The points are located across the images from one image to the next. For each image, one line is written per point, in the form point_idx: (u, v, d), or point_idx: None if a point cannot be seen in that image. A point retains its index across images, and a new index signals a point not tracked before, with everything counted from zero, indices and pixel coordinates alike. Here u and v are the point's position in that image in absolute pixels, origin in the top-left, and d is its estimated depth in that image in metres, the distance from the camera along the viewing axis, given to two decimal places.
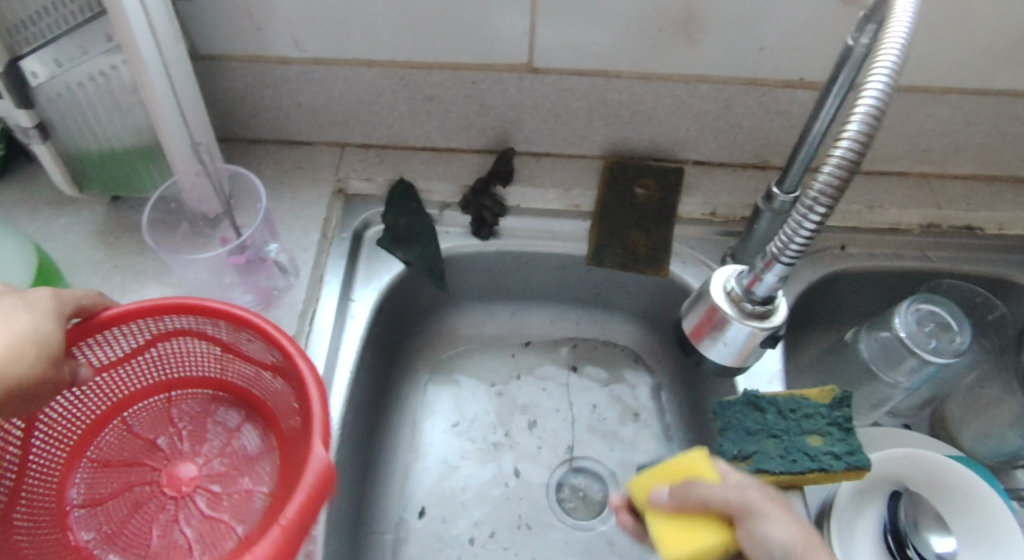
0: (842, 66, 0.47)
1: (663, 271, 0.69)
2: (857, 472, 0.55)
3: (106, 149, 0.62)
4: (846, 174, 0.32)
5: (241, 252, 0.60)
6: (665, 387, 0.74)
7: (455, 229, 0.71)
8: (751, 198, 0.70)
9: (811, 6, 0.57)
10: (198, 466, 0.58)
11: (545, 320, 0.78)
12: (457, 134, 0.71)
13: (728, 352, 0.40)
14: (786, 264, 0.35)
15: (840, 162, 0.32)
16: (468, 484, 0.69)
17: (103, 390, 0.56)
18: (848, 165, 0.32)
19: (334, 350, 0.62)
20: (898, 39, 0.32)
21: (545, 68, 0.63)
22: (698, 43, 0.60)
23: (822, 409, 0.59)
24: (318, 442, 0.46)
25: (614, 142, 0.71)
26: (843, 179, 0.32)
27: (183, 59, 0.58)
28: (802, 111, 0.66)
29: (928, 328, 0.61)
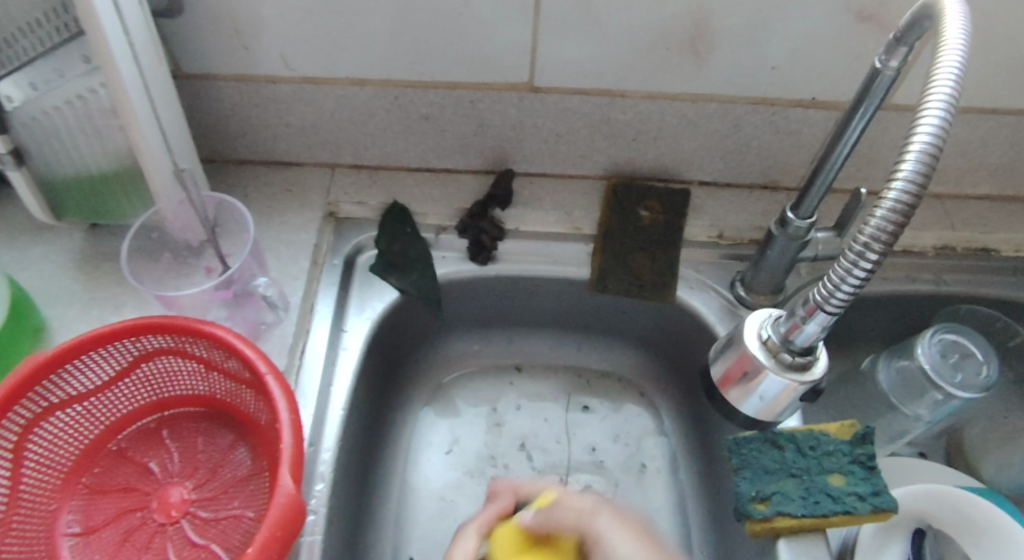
0: (869, 88, 0.46)
1: (670, 296, 0.65)
2: (884, 515, 0.54)
3: (83, 175, 0.59)
4: (901, 220, 0.32)
5: (228, 286, 0.56)
6: (668, 415, 0.71)
7: (452, 253, 0.67)
8: (761, 220, 0.67)
9: (825, 24, 0.54)
10: (190, 488, 0.53)
11: (545, 347, 0.74)
12: (454, 155, 0.68)
13: (760, 405, 0.38)
14: (831, 313, 0.34)
15: (895, 208, 0.32)
16: (465, 522, 0.65)
17: (92, 413, 0.53)
18: (903, 211, 0.32)
19: (326, 385, 0.58)
20: (946, 86, 0.32)
21: (547, 88, 0.61)
22: (706, 62, 0.58)
23: (843, 446, 0.58)
24: (288, 475, 0.44)
25: (617, 162, 0.68)
26: (898, 224, 0.32)
27: (166, 81, 0.55)
28: (813, 131, 0.64)
29: (954, 360, 0.59)
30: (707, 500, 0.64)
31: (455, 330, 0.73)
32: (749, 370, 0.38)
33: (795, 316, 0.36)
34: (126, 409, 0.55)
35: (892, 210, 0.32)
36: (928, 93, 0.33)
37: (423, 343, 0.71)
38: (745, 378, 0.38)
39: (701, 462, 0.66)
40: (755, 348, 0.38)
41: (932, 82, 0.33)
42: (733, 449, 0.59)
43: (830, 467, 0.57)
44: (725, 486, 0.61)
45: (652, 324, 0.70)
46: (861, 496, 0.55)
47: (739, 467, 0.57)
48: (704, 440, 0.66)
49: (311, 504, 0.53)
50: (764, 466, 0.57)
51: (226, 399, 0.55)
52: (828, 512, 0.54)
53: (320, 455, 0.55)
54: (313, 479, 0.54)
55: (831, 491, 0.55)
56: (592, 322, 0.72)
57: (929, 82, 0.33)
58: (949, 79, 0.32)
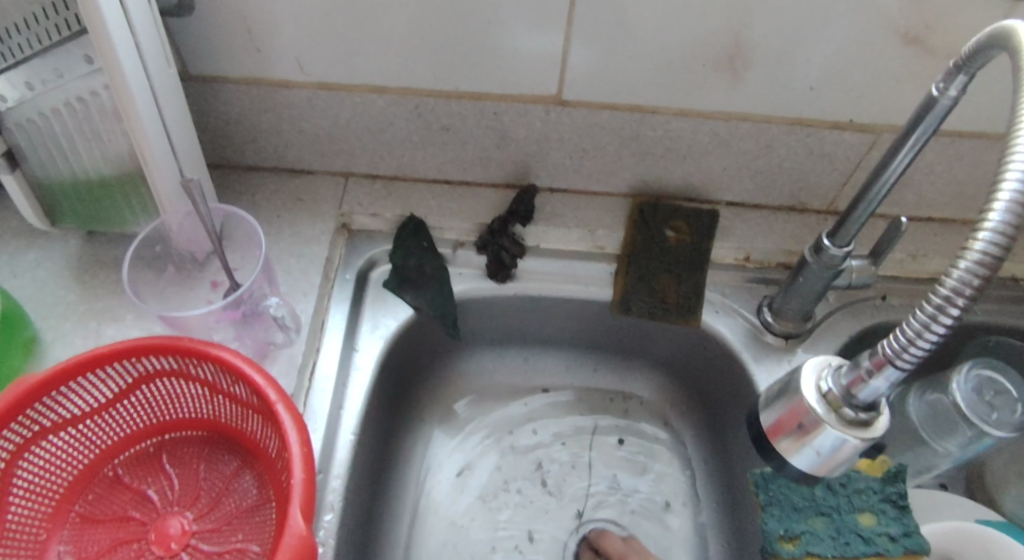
0: (922, 116, 0.43)
1: (695, 320, 0.63)
2: (915, 556, 0.53)
3: (82, 180, 0.55)
4: (987, 273, 0.30)
5: (236, 306, 0.53)
6: (687, 440, 0.68)
7: (469, 271, 0.65)
8: (790, 244, 0.65)
9: (870, 46, 0.52)
10: (190, 519, 0.50)
11: (560, 366, 0.72)
12: (474, 167, 0.65)
13: (816, 460, 0.36)
14: (901, 370, 0.32)
15: (981, 260, 0.30)
16: (476, 552, 0.62)
17: (87, 436, 0.50)
18: (990, 263, 0.30)
19: (337, 407, 0.55)
20: None
21: (575, 101, 0.58)
22: (743, 80, 0.55)
23: (874, 484, 0.56)
24: (299, 513, 0.41)
25: (643, 180, 0.65)
26: (984, 277, 0.30)
27: (174, 84, 0.51)
28: (848, 154, 0.61)
29: (989, 397, 0.58)
30: (728, 532, 0.62)
31: (468, 348, 0.70)
32: (805, 422, 0.36)
33: (859, 369, 0.34)
34: (123, 432, 0.52)
35: (979, 262, 0.30)
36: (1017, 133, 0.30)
37: (435, 362, 0.68)
38: (800, 431, 0.36)
39: (722, 492, 0.63)
40: (814, 400, 0.36)
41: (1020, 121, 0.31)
42: (760, 485, 0.57)
43: (860, 506, 0.55)
44: (749, 519, 0.59)
45: (673, 347, 0.68)
46: (892, 537, 0.53)
47: (766, 504, 0.56)
48: (726, 470, 0.64)
49: (319, 536, 0.50)
50: (793, 504, 0.55)
51: (231, 424, 0.52)
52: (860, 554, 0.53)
53: (330, 482, 0.52)
54: (322, 509, 0.51)
55: (863, 531, 0.54)
56: (611, 343, 0.70)
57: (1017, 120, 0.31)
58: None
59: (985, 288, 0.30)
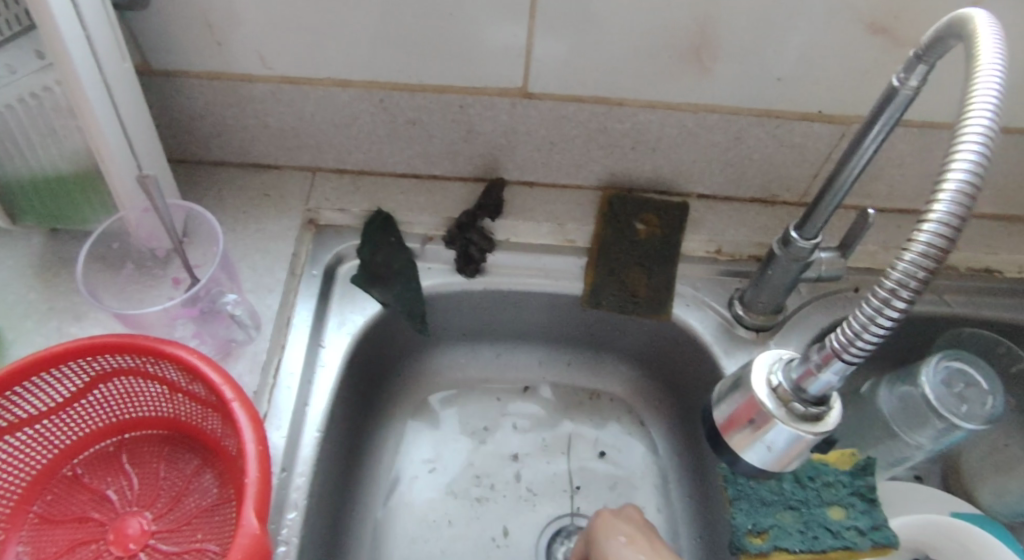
0: (884, 106, 0.43)
1: (666, 314, 0.63)
2: (884, 550, 0.52)
3: (40, 178, 0.55)
4: (932, 266, 0.29)
5: (194, 302, 0.52)
6: (660, 435, 0.68)
7: (439, 265, 0.64)
8: (761, 236, 0.65)
9: (836, 35, 0.52)
10: (150, 519, 0.50)
11: (533, 361, 0.71)
12: (442, 161, 0.64)
13: (768, 455, 0.36)
14: (849, 363, 0.32)
15: (926, 252, 0.29)
16: (449, 547, 0.62)
17: (44, 437, 0.49)
18: (935, 255, 0.29)
19: (302, 405, 0.55)
20: (983, 117, 0.30)
21: (541, 94, 0.57)
22: (710, 71, 0.55)
23: (843, 477, 0.55)
24: (253, 512, 0.41)
25: (613, 172, 0.64)
26: (929, 270, 0.29)
27: (131, 79, 0.51)
28: (817, 146, 0.61)
29: (959, 389, 0.57)
30: (700, 526, 0.61)
31: (440, 344, 0.69)
32: (756, 417, 0.35)
33: (809, 363, 0.33)
34: (82, 431, 0.51)
35: (924, 254, 0.29)
36: (963, 127, 0.30)
37: (406, 358, 0.68)
38: (752, 426, 0.35)
39: (693, 486, 0.63)
40: (765, 394, 0.35)
41: (967, 114, 0.30)
42: (728, 480, 0.57)
43: (829, 499, 0.55)
44: (719, 514, 0.59)
45: (645, 341, 0.67)
46: (861, 530, 0.53)
47: (734, 498, 0.55)
48: (698, 464, 0.64)
49: (282, 534, 0.50)
50: (761, 498, 0.55)
51: (191, 423, 0.52)
52: (828, 548, 0.52)
53: (293, 481, 0.52)
54: (285, 507, 0.51)
55: (831, 525, 0.53)
56: (583, 337, 0.69)
57: (963, 115, 0.31)
58: (986, 112, 0.30)
59: (930, 282, 0.30)
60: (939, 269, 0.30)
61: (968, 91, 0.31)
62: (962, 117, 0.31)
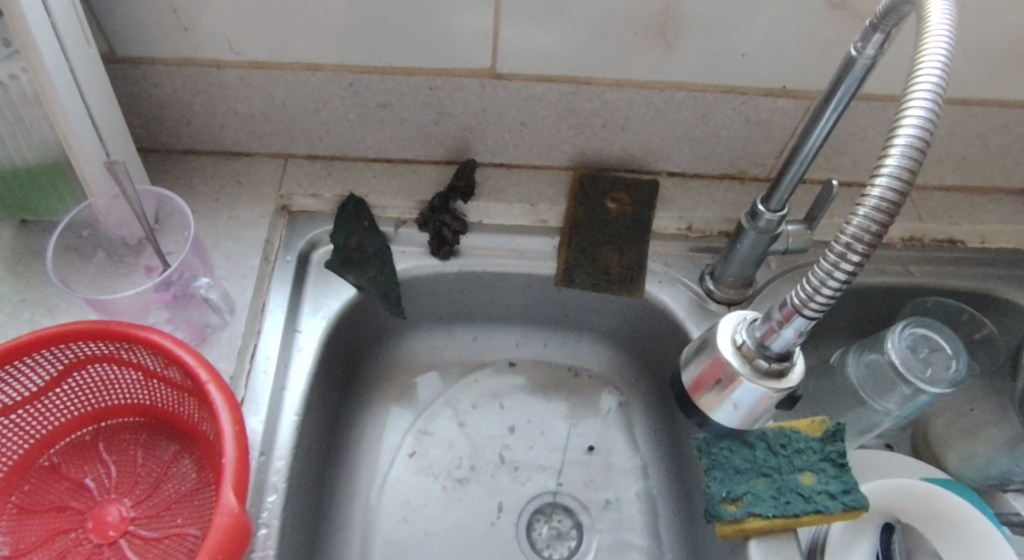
0: (844, 76, 0.44)
1: (639, 291, 0.63)
2: (854, 513, 0.53)
3: (7, 168, 0.54)
4: (885, 219, 0.30)
5: (166, 287, 0.52)
6: (638, 412, 0.69)
7: (412, 249, 0.64)
8: (730, 212, 0.66)
9: (798, 10, 0.53)
10: (129, 505, 0.50)
11: (510, 343, 0.72)
12: (414, 144, 0.64)
13: (735, 414, 0.36)
14: (809, 318, 0.32)
15: (879, 206, 0.30)
16: (432, 527, 0.62)
17: (20, 426, 0.49)
18: (887, 209, 0.30)
19: (279, 389, 0.55)
20: (932, 74, 0.31)
21: (510, 74, 0.58)
22: (675, 48, 0.56)
23: (814, 444, 0.57)
24: (231, 492, 0.41)
25: (583, 152, 0.65)
26: (882, 223, 0.30)
27: (97, 66, 0.50)
28: (783, 121, 0.62)
29: (924, 354, 0.59)
30: (678, 498, 0.63)
31: (418, 328, 0.70)
32: (723, 377, 0.36)
33: (771, 320, 0.34)
34: (58, 420, 0.51)
35: (876, 208, 0.30)
36: (913, 85, 0.31)
37: (384, 342, 0.68)
38: (719, 386, 0.36)
39: (670, 460, 0.64)
40: (730, 353, 0.36)
41: (917, 72, 0.31)
42: (703, 450, 0.57)
43: (801, 465, 0.56)
44: (697, 485, 0.60)
45: (621, 320, 0.68)
46: (832, 494, 0.54)
47: (708, 468, 0.56)
48: (674, 438, 0.65)
49: (263, 517, 0.50)
50: (735, 466, 0.56)
51: (168, 409, 0.52)
52: (799, 512, 0.53)
53: (273, 464, 0.52)
54: (264, 490, 0.51)
55: (802, 490, 0.55)
56: (560, 317, 0.70)
57: (913, 73, 0.32)
58: (935, 70, 0.31)
59: (883, 236, 0.31)
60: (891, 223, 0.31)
61: (918, 51, 0.32)
62: (912, 76, 0.32)
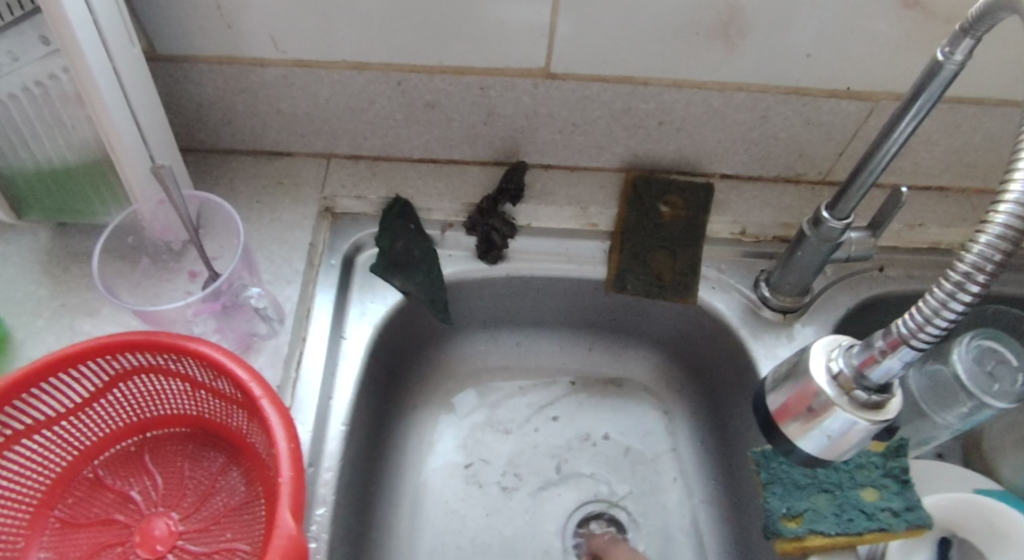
0: (927, 81, 0.42)
1: (692, 298, 0.62)
2: (918, 531, 0.51)
3: (47, 169, 0.52)
4: (1009, 247, 0.28)
5: (216, 296, 0.51)
6: (685, 419, 0.68)
7: (460, 253, 0.63)
8: (786, 216, 0.64)
9: (873, 8, 0.50)
10: (175, 520, 0.48)
11: (554, 347, 0.70)
12: (460, 145, 0.62)
13: (825, 443, 0.34)
14: (917, 350, 0.30)
15: (1003, 233, 0.28)
16: (476, 536, 0.61)
17: (65, 438, 0.48)
18: (1013, 237, 0.28)
19: (326, 398, 0.54)
20: None
21: (564, 74, 0.55)
22: (739, 48, 0.53)
23: (875, 459, 0.55)
24: (288, 512, 0.40)
25: (635, 154, 0.63)
26: (1007, 252, 0.28)
27: (141, 65, 0.49)
28: (844, 123, 0.60)
29: (990, 367, 0.57)
30: (728, 510, 0.61)
31: (460, 332, 0.68)
32: (814, 405, 0.34)
33: (872, 348, 0.32)
34: (103, 431, 0.50)
35: (1000, 237, 0.28)
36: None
37: (427, 347, 0.67)
38: (809, 414, 0.34)
39: (721, 471, 0.63)
40: (824, 382, 0.34)
41: None
42: (761, 464, 0.56)
43: (862, 481, 0.54)
44: (750, 497, 0.58)
45: (671, 326, 0.66)
46: (895, 511, 0.52)
47: (767, 483, 0.55)
48: (724, 448, 0.63)
49: (312, 530, 0.49)
50: (795, 481, 0.54)
51: (215, 420, 0.50)
52: (862, 530, 0.51)
53: (321, 476, 0.51)
54: (314, 503, 0.50)
55: (865, 507, 0.52)
56: (606, 323, 0.68)
57: None
58: None
59: (1007, 264, 0.28)
60: (1017, 251, 0.28)
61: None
62: None
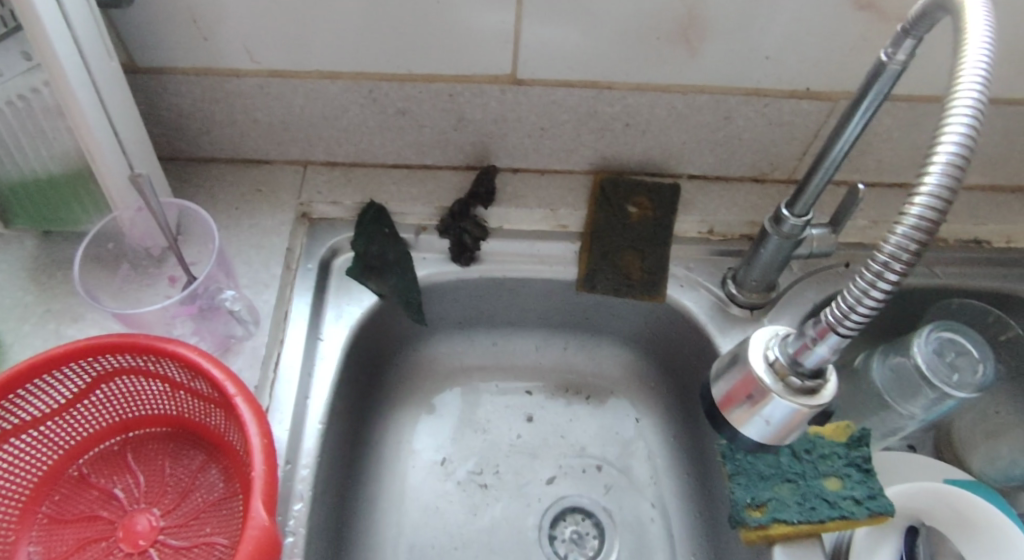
0: (873, 81, 0.42)
1: (660, 296, 0.64)
2: (880, 518, 0.52)
3: (31, 179, 0.54)
4: (924, 238, 0.29)
5: (191, 301, 0.52)
6: (658, 416, 0.69)
7: (433, 255, 0.65)
8: (752, 215, 0.65)
9: (824, 13, 0.52)
10: (158, 515, 0.50)
11: (530, 347, 0.72)
12: (433, 150, 0.64)
13: (766, 429, 0.36)
14: (844, 336, 0.32)
15: (917, 225, 0.29)
16: (455, 531, 0.63)
17: (49, 438, 0.49)
18: (927, 228, 0.29)
19: (303, 398, 0.55)
20: (975, 83, 0.29)
21: (530, 80, 0.57)
22: (699, 52, 0.55)
23: (838, 449, 0.56)
24: (261, 505, 0.41)
25: (603, 156, 0.65)
26: (921, 243, 0.29)
27: (119, 78, 0.50)
28: (805, 123, 0.61)
29: (949, 358, 0.58)
30: (699, 503, 0.63)
31: (438, 332, 0.70)
32: (754, 393, 0.35)
33: (804, 337, 0.33)
34: (86, 431, 0.51)
35: (914, 228, 0.29)
36: (954, 95, 0.29)
37: (404, 348, 0.69)
38: (749, 401, 0.36)
39: (692, 465, 0.64)
40: (761, 369, 0.35)
41: (957, 83, 0.30)
42: (726, 456, 0.57)
43: (826, 471, 0.55)
44: (719, 489, 0.60)
45: (643, 324, 0.68)
46: (857, 499, 0.53)
47: (733, 474, 0.56)
48: (695, 443, 0.65)
49: (290, 525, 0.50)
50: (759, 472, 0.55)
51: (194, 420, 0.52)
52: (826, 518, 0.52)
53: (298, 473, 0.52)
54: (291, 498, 0.51)
55: (828, 496, 0.53)
56: (580, 321, 0.70)
57: (953, 84, 0.30)
58: (977, 81, 0.29)
59: (922, 255, 0.30)
60: (931, 241, 0.29)
61: (958, 59, 0.30)
62: (951, 86, 0.30)
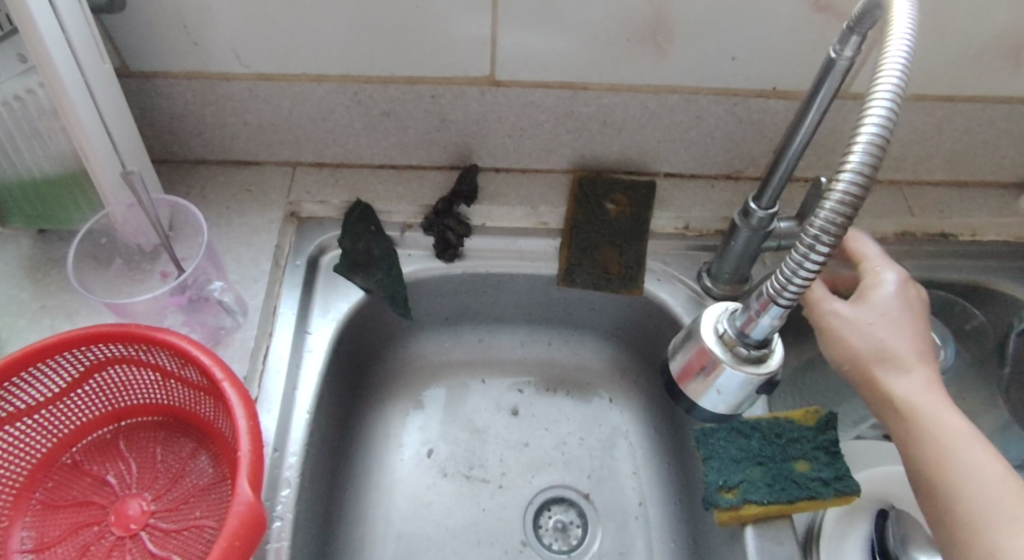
0: (824, 78, 0.45)
1: (638, 289, 0.65)
2: (847, 498, 0.53)
3: (27, 178, 0.56)
4: (848, 212, 0.31)
5: (182, 291, 0.55)
6: (640, 407, 0.71)
7: (419, 251, 0.67)
8: (726, 210, 0.68)
9: (785, 15, 0.54)
10: (149, 501, 0.52)
11: (515, 342, 0.74)
12: (417, 151, 0.67)
13: (719, 399, 0.38)
14: (784, 307, 0.34)
15: (843, 200, 0.31)
16: (440, 521, 0.64)
17: (43, 426, 0.51)
18: (851, 202, 0.31)
19: (291, 389, 0.57)
20: (895, 70, 0.31)
21: (508, 81, 0.60)
22: (668, 53, 0.57)
23: (807, 433, 0.58)
24: (247, 482, 0.43)
25: (582, 155, 0.67)
26: (846, 216, 0.31)
27: (112, 80, 0.53)
28: (774, 121, 0.64)
29: None
30: (678, 489, 0.64)
31: (423, 328, 0.72)
32: (707, 364, 0.38)
33: (750, 310, 0.36)
34: (80, 420, 0.53)
35: (840, 202, 0.31)
36: (877, 81, 0.32)
37: (391, 343, 0.70)
38: (704, 373, 0.38)
39: (671, 453, 0.66)
40: (713, 342, 0.38)
41: (880, 70, 0.32)
42: (700, 441, 0.59)
43: (795, 454, 0.57)
44: (695, 474, 0.62)
45: (623, 318, 0.70)
46: (825, 480, 0.54)
47: (706, 458, 0.58)
48: (674, 432, 0.66)
49: (277, 510, 0.52)
50: (731, 456, 0.57)
51: (185, 408, 0.54)
52: (794, 498, 0.54)
53: (286, 460, 0.54)
54: (279, 484, 0.53)
55: (797, 477, 0.55)
56: (563, 316, 0.72)
57: (876, 71, 0.32)
58: (897, 68, 0.31)
59: (848, 228, 0.32)
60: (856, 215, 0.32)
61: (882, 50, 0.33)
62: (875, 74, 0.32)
